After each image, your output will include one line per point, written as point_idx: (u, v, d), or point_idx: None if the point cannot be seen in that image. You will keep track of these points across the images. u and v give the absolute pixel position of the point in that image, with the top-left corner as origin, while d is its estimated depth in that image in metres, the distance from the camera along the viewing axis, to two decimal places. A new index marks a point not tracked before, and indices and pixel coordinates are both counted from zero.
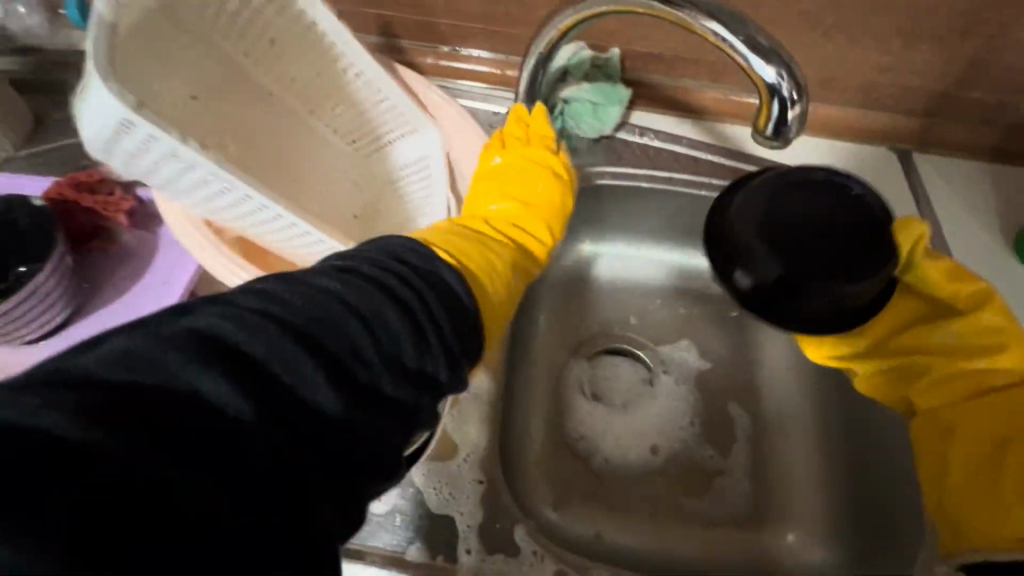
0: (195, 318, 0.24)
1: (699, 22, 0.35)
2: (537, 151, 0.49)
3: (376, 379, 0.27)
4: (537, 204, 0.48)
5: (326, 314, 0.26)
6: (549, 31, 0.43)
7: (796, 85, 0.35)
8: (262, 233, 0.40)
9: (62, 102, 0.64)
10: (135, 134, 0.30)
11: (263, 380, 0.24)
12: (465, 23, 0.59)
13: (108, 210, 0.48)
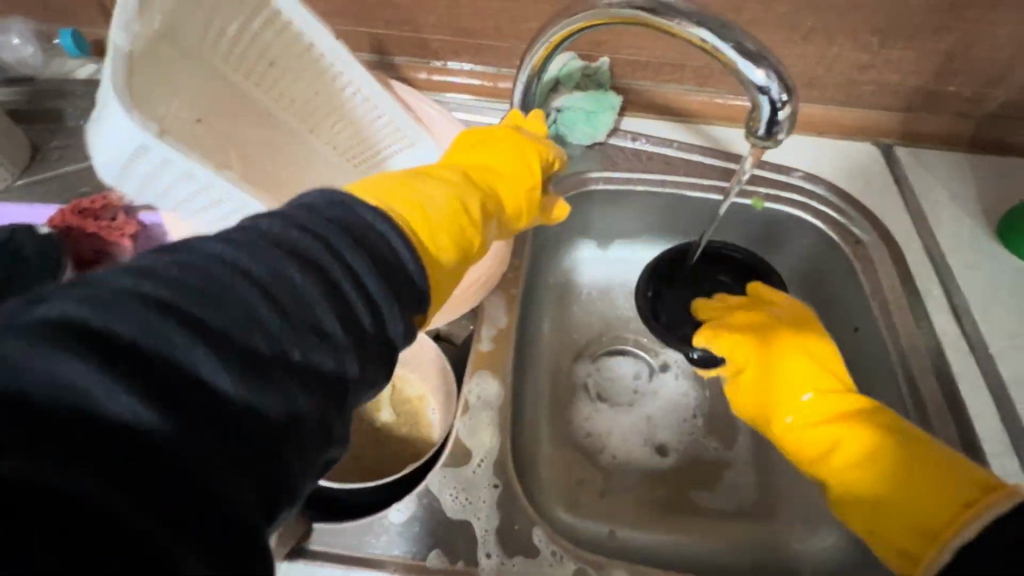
0: (48, 308, 0.20)
1: (688, 29, 0.37)
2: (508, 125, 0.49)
3: (281, 347, 0.23)
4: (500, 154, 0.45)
5: (208, 283, 0.22)
6: (541, 44, 0.45)
7: (785, 87, 0.36)
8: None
9: (58, 130, 0.64)
10: (151, 158, 0.31)
11: (145, 364, 0.20)
12: (458, 38, 0.61)
13: (111, 235, 0.48)
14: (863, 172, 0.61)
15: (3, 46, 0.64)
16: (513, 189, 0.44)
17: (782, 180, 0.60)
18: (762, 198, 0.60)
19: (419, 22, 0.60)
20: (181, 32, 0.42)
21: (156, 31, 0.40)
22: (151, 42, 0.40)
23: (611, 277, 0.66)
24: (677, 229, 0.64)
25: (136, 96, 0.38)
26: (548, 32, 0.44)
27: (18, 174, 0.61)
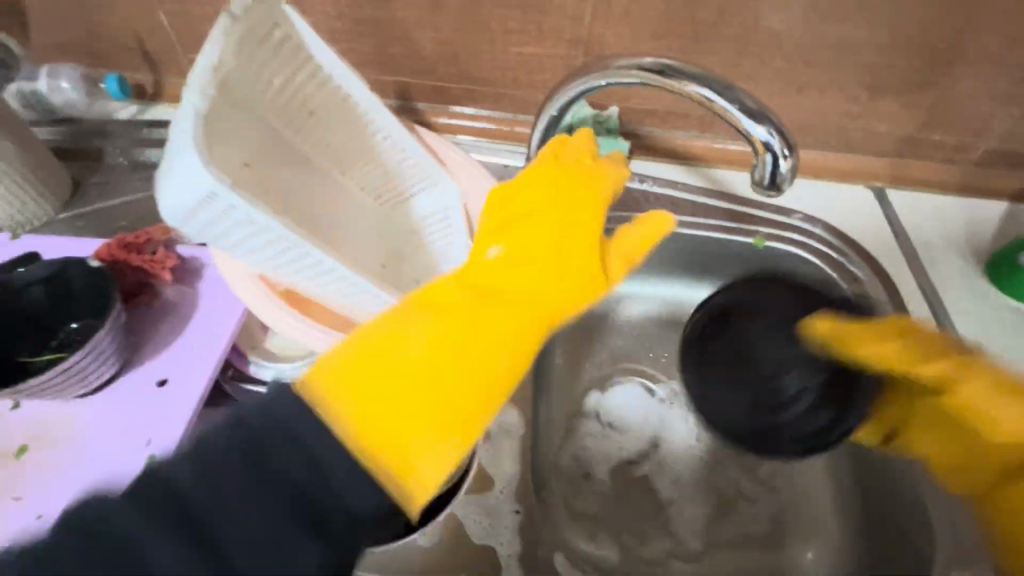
0: (161, 473, 0.27)
1: (692, 91, 0.42)
2: (553, 176, 0.44)
3: (317, 521, 0.28)
4: (552, 233, 0.41)
5: (264, 461, 0.28)
6: (560, 96, 0.49)
7: (787, 143, 0.40)
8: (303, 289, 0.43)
9: (97, 167, 0.68)
10: (217, 205, 0.34)
11: (211, 540, 0.26)
12: (477, 87, 0.66)
13: (154, 268, 0.51)
14: (858, 213, 0.65)
15: (50, 89, 0.67)
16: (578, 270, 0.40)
17: (783, 221, 0.64)
18: (765, 237, 0.63)
19: (442, 71, 0.64)
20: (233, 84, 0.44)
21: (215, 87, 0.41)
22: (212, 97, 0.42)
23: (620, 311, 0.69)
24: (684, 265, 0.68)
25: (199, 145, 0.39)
26: (568, 87, 0.48)
27: (60, 208, 0.64)
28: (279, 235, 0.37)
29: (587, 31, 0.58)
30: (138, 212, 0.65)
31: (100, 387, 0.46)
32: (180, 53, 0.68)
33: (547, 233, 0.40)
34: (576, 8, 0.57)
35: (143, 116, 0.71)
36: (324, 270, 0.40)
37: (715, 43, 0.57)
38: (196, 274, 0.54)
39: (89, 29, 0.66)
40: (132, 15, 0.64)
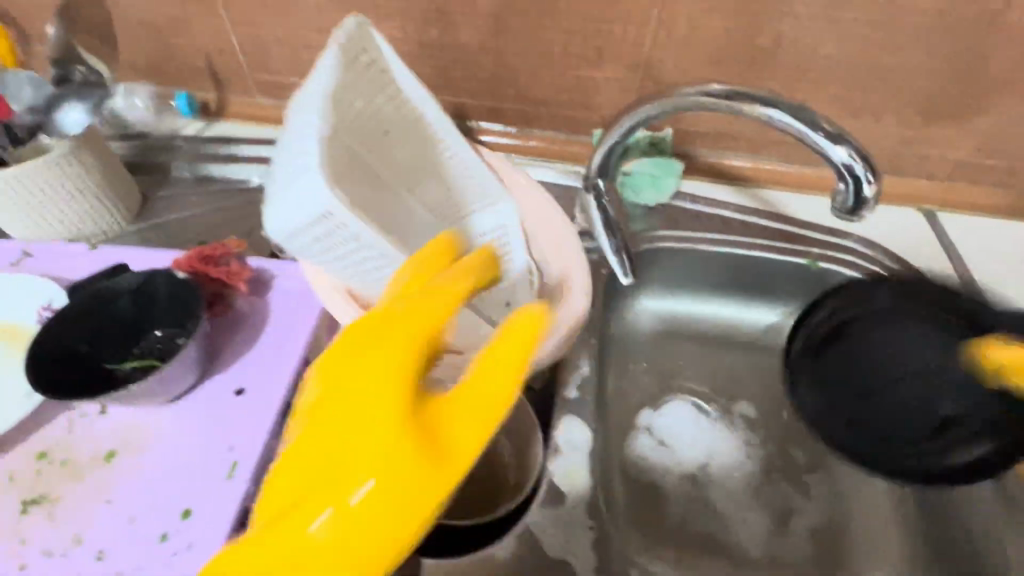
0: None
1: (771, 117, 0.43)
2: (388, 323, 0.31)
3: None
4: (369, 371, 0.30)
5: None
6: (629, 118, 0.51)
7: (870, 167, 0.41)
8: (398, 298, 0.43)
9: (164, 182, 0.71)
10: (331, 215, 0.34)
11: None
12: (533, 108, 0.68)
13: (231, 280, 0.52)
14: (910, 236, 0.65)
15: (126, 108, 0.71)
16: (401, 426, 0.29)
17: (836, 242, 0.65)
18: (817, 258, 0.64)
19: (500, 93, 0.67)
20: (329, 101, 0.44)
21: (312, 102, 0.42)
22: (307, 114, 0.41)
23: (671, 328, 0.70)
24: (734, 284, 0.69)
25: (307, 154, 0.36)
26: (639, 108, 0.49)
27: (130, 220, 0.66)
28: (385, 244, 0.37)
29: (646, 55, 0.60)
30: (204, 226, 0.67)
31: (179, 396, 0.47)
32: (246, 73, 0.70)
33: (363, 389, 0.30)
34: (636, 34, 0.58)
35: (206, 132, 0.74)
36: None
37: (772, 69, 0.59)
38: (265, 284, 0.55)
39: (161, 50, 0.69)
40: (203, 37, 0.67)
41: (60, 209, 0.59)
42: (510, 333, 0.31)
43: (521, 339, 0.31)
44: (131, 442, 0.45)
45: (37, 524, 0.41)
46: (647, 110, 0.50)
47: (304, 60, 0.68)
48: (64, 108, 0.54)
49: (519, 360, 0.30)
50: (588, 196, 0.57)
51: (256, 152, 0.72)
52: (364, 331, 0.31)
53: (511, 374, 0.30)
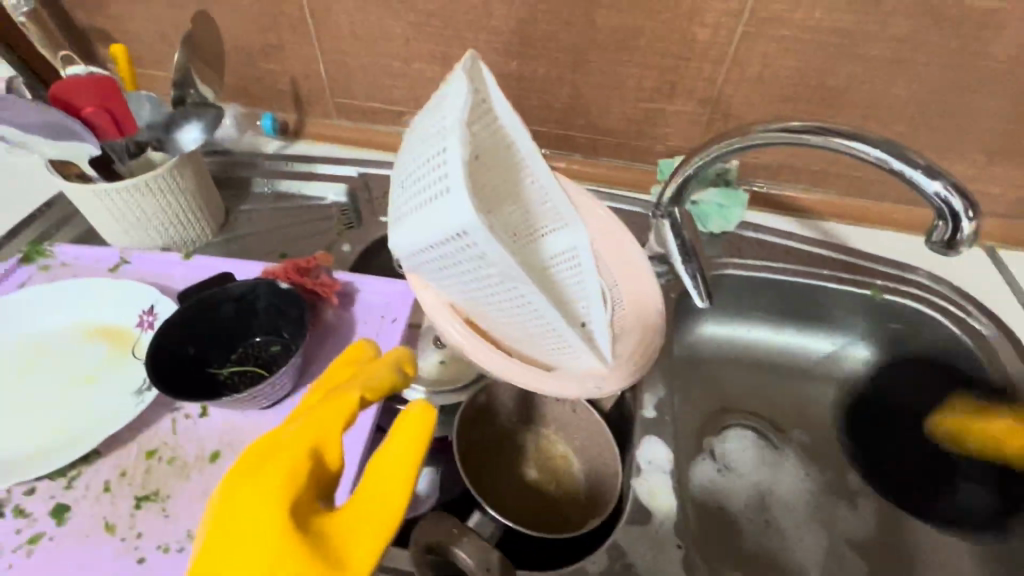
0: None
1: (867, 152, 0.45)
2: (277, 447, 0.36)
3: None
4: (263, 486, 0.34)
5: None
6: (708, 151, 0.54)
7: (970, 204, 0.42)
8: (519, 310, 0.43)
9: (243, 197, 0.74)
10: (468, 234, 0.35)
11: None
12: (602, 137, 0.71)
13: (321, 291, 0.55)
14: (969, 273, 0.67)
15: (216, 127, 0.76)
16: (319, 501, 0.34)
17: (901, 276, 0.66)
18: (881, 290, 0.65)
19: (571, 122, 0.70)
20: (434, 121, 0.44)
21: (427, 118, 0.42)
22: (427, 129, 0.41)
23: (730, 354, 0.71)
24: (794, 312, 0.70)
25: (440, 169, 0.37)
26: (719, 143, 0.53)
27: (216, 233, 0.69)
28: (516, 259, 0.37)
29: (718, 91, 0.63)
30: (283, 240, 0.70)
31: (278, 401, 0.49)
32: (328, 97, 0.74)
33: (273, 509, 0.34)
34: (710, 71, 0.61)
35: (285, 151, 0.78)
36: (520, 301, 0.42)
37: (841, 108, 0.62)
38: (352, 297, 0.57)
39: (252, 73, 0.73)
40: (293, 63, 0.71)
41: (160, 221, 0.61)
42: (409, 425, 0.36)
43: (418, 433, 0.36)
44: (232, 444, 0.47)
45: (153, 520, 0.42)
46: (729, 144, 0.53)
47: (385, 86, 0.71)
48: (181, 127, 0.58)
49: (414, 453, 0.36)
50: (660, 224, 0.60)
51: (332, 170, 0.75)
52: (258, 454, 0.37)
53: (412, 467, 0.36)
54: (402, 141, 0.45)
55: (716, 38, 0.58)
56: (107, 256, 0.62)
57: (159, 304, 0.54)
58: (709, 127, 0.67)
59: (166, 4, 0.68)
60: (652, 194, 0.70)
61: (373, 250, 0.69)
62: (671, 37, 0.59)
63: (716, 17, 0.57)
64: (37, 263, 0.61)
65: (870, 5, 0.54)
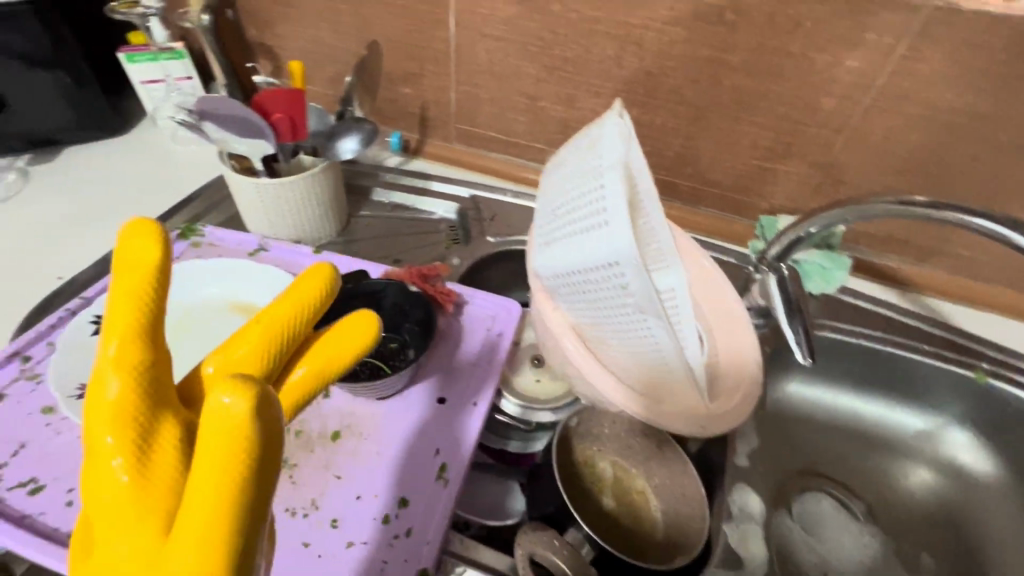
0: None
1: (1008, 234, 0.46)
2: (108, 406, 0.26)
3: None
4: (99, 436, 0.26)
5: None
6: (829, 213, 0.56)
7: None
8: (636, 337, 0.45)
9: (363, 202, 0.81)
10: (623, 262, 0.39)
11: None
12: (706, 188, 0.74)
13: (440, 298, 0.61)
14: None
15: None
16: (134, 484, 0.26)
17: (1011, 362, 0.64)
18: (987, 373, 0.64)
19: (678, 171, 0.73)
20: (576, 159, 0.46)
21: (577, 159, 0.46)
22: (578, 170, 0.44)
23: (813, 416, 0.71)
24: (883, 383, 0.69)
25: (600, 205, 0.40)
26: (842, 208, 0.55)
27: (338, 233, 0.75)
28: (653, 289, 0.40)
29: (832, 157, 0.65)
30: (395, 247, 0.75)
31: (394, 393, 0.53)
32: (452, 122, 0.81)
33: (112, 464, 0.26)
34: (828, 137, 0.64)
35: (404, 166, 0.85)
36: (646, 333, 0.44)
37: (960, 186, 0.62)
38: (463, 310, 0.62)
39: (388, 96, 0.81)
40: (427, 89, 0.79)
41: (299, 217, 0.68)
42: (213, 423, 0.23)
43: (229, 436, 0.23)
44: (352, 426, 0.51)
45: (283, 486, 0.47)
46: (841, 214, 0.56)
47: (507, 119, 0.77)
48: (342, 137, 0.66)
49: (232, 455, 0.23)
50: (766, 277, 0.63)
51: (446, 189, 0.81)
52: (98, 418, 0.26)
53: (226, 475, 0.23)
54: (546, 169, 0.50)
55: (840, 108, 0.61)
56: (248, 240, 0.68)
57: None
58: (818, 191, 0.68)
59: (330, 30, 0.77)
60: (749, 248, 0.71)
61: (478, 267, 0.73)
62: (794, 103, 0.62)
63: (843, 89, 0.59)
64: (190, 240, 0.68)
65: (1006, 93, 0.55)
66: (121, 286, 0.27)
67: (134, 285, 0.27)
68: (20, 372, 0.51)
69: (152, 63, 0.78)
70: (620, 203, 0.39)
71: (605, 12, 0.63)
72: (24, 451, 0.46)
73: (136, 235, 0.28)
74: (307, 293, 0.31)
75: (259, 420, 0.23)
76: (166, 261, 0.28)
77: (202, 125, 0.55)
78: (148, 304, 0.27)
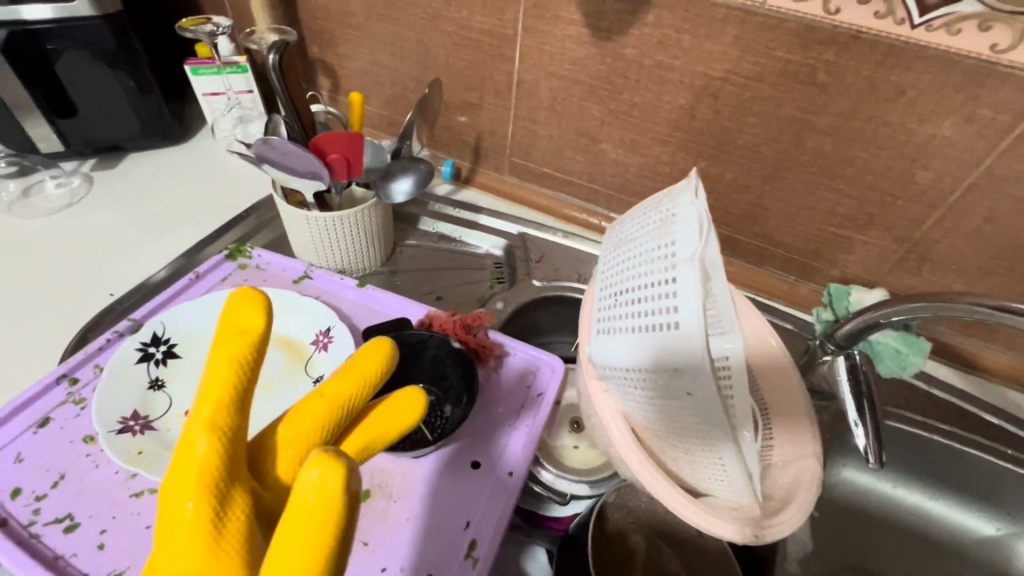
0: None
1: None
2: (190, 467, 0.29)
3: None
4: (174, 501, 0.28)
5: None
6: (912, 307, 0.51)
7: None
8: (695, 438, 0.41)
9: (410, 230, 0.79)
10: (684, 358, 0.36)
11: None
12: (772, 248, 0.69)
13: (481, 351, 0.58)
14: None
15: None
16: (205, 555, 0.27)
17: None
18: None
19: (743, 228, 0.69)
20: (640, 235, 0.43)
21: (641, 234, 0.43)
22: (643, 247, 0.42)
23: (867, 509, 0.65)
24: (951, 481, 0.63)
25: (665, 293, 0.37)
26: (928, 303, 0.50)
27: (382, 263, 0.73)
28: (720, 396, 0.37)
29: (920, 233, 0.59)
30: (438, 282, 0.73)
31: (426, 452, 0.51)
32: (506, 154, 0.78)
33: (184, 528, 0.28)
34: (919, 212, 0.58)
35: (454, 194, 0.83)
36: (700, 431, 0.40)
37: None
38: (505, 364, 0.60)
39: (444, 123, 0.79)
40: (484, 120, 0.76)
41: (345, 249, 0.66)
42: (302, 497, 0.26)
43: (318, 508, 0.26)
44: (384, 485, 0.50)
45: None
46: (919, 308, 0.52)
47: (564, 157, 0.74)
48: (396, 178, 0.64)
49: (326, 530, 0.26)
50: (834, 360, 0.58)
51: (494, 223, 0.78)
52: (180, 480, 0.29)
53: (315, 548, 0.26)
54: (608, 234, 0.48)
55: (937, 183, 0.55)
56: (293, 267, 0.67)
57: (335, 328, 0.59)
58: (899, 266, 0.63)
59: (391, 54, 0.76)
60: (813, 316, 0.66)
61: (521, 310, 0.71)
62: (884, 172, 0.57)
63: (944, 164, 0.54)
64: (237, 261, 0.68)
65: None
66: (223, 348, 0.31)
67: (237, 345, 0.31)
68: (66, 395, 0.52)
69: (214, 76, 0.78)
70: (688, 295, 0.36)
71: (682, 60, 0.58)
72: (63, 483, 0.46)
73: (243, 301, 0.32)
74: (375, 360, 0.34)
75: (346, 491, 0.26)
76: (264, 329, 0.32)
77: (265, 169, 0.55)
78: (245, 369, 0.31)
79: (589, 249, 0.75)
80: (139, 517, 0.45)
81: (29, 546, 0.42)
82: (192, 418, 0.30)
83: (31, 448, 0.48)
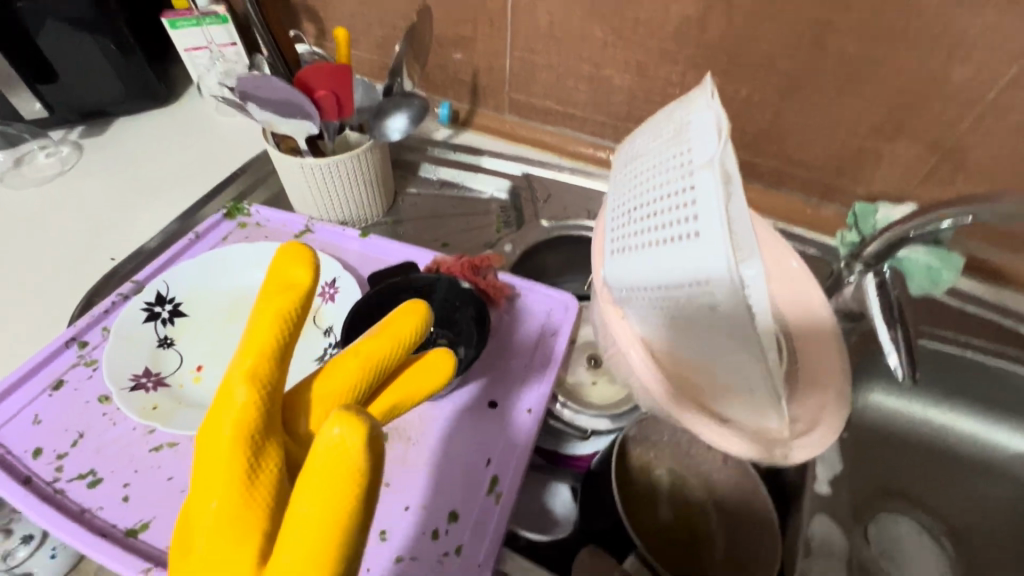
0: None
1: None
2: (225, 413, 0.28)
3: None
4: (212, 445, 0.27)
5: None
6: (947, 210, 0.48)
7: None
8: (726, 363, 0.39)
9: (411, 178, 0.76)
10: (711, 276, 0.33)
11: None
12: (792, 170, 0.65)
13: (491, 292, 0.56)
14: None
15: None
16: (236, 503, 0.26)
17: None
18: None
19: (760, 148, 0.65)
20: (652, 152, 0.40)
21: (654, 151, 0.40)
22: (656, 164, 0.39)
23: (894, 431, 0.64)
24: (983, 398, 0.61)
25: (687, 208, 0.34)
26: (966, 206, 0.47)
27: (385, 213, 0.71)
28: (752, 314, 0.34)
29: (955, 139, 0.55)
30: (443, 229, 0.71)
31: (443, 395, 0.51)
32: (505, 91, 0.74)
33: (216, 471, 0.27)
34: (953, 115, 0.53)
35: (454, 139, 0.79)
36: (732, 355, 0.38)
37: None
38: (520, 306, 0.58)
39: (438, 61, 0.75)
40: (479, 55, 0.72)
41: (346, 199, 0.64)
42: (322, 453, 0.24)
43: (341, 472, 0.24)
44: (400, 430, 0.49)
45: None
46: (953, 213, 0.49)
47: (568, 88, 0.70)
48: (392, 115, 0.61)
49: (347, 492, 0.24)
50: (862, 280, 0.55)
51: (497, 165, 0.75)
52: (218, 426, 0.28)
53: (336, 510, 0.24)
54: (617, 157, 0.45)
55: (975, 79, 0.50)
56: (294, 221, 0.65)
57: (340, 278, 0.58)
58: (930, 178, 0.59)
59: None
60: (836, 239, 0.63)
61: (531, 252, 0.68)
62: (916, 70, 0.52)
63: (983, 56, 0.49)
64: (236, 219, 0.66)
65: None
66: (271, 299, 0.29)
67: (283, 298, 0.29)
68: (77, 357, 0.51)
69: (195, 28, 0.74)
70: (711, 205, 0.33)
71: None
72: (82, 442, 0.46)
73: (293, 256, 0.31)
74: (410, 323, 0.31)
75: (368, 456, 0.24)
76: (312, 287, 0.31)
77: (249, 108, 0.52)
78: (288, 323, 0.29)
79: (598, 186, 0.72)
80: (159, 470, 0.45)
81: (54, 501, 0.43)
82: (231, 367, 0.28)
83: (48, 409, 0.48)
